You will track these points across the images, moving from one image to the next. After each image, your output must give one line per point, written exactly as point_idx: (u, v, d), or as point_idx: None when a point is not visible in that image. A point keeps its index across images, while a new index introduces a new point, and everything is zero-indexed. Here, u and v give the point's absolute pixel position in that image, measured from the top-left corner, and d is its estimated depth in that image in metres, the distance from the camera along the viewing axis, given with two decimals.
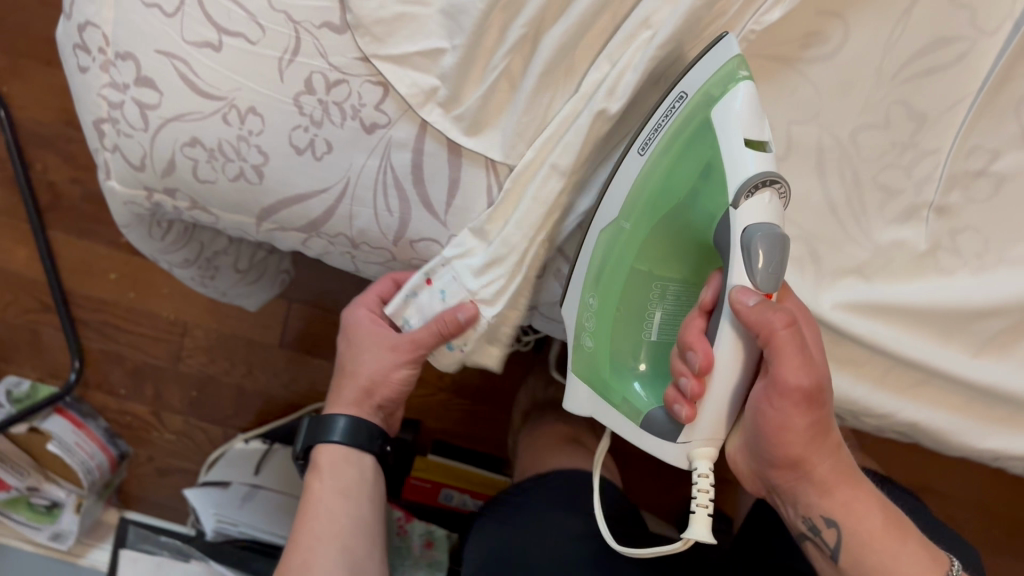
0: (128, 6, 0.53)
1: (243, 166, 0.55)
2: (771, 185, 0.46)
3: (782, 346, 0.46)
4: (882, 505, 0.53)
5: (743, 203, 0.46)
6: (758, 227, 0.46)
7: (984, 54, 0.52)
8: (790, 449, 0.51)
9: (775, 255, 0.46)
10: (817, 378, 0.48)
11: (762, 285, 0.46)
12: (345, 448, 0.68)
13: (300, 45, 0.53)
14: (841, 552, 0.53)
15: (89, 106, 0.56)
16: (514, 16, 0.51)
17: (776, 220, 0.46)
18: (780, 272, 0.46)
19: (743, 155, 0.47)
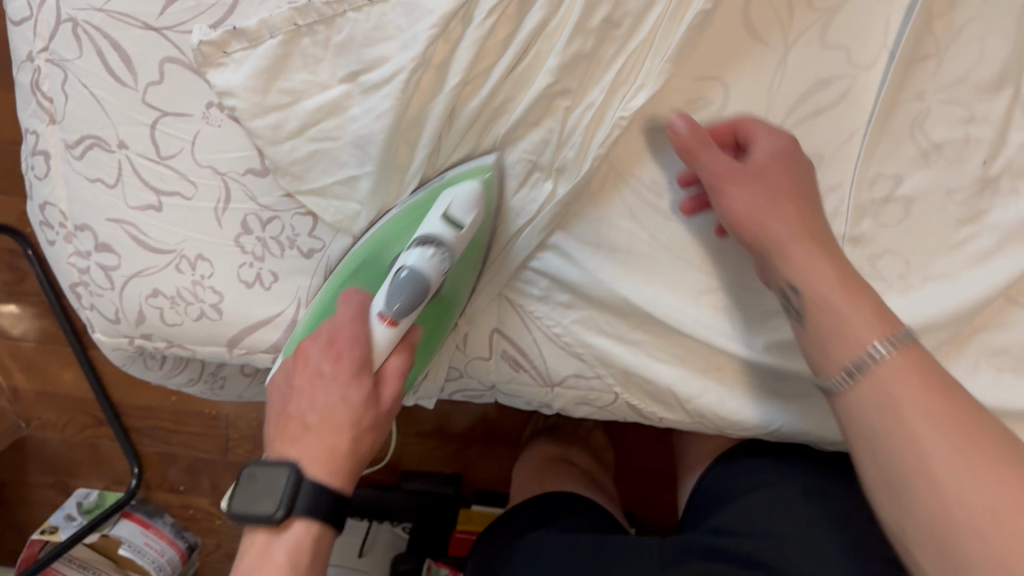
0: (77, 184, 0.59)
1: (203, 307, 0.60)
2: (436, 247, 0.55)
3: (704, 145, 0.52)
4: (840, 265, 0.49)
5: (410, 250, 0.55)
6: (407, 267, 0.54)
7: (867, 87, 0.54)
8: (769, 227, 0.51)
9: (409, 294, 0.53)
10: (776, 151, 0.52)
11: (390, 312, 0.54)
12: (316, 523, 0.52)
13: (230, 193, 0.57)
14: (806, 318, 0.49)
15: (64, 273, 0.62)
16: (419, 134, 0.56)
17: (433, 276, 0.54)
18: (408, 311, 0.54)
19: (436, 222, 0.56)
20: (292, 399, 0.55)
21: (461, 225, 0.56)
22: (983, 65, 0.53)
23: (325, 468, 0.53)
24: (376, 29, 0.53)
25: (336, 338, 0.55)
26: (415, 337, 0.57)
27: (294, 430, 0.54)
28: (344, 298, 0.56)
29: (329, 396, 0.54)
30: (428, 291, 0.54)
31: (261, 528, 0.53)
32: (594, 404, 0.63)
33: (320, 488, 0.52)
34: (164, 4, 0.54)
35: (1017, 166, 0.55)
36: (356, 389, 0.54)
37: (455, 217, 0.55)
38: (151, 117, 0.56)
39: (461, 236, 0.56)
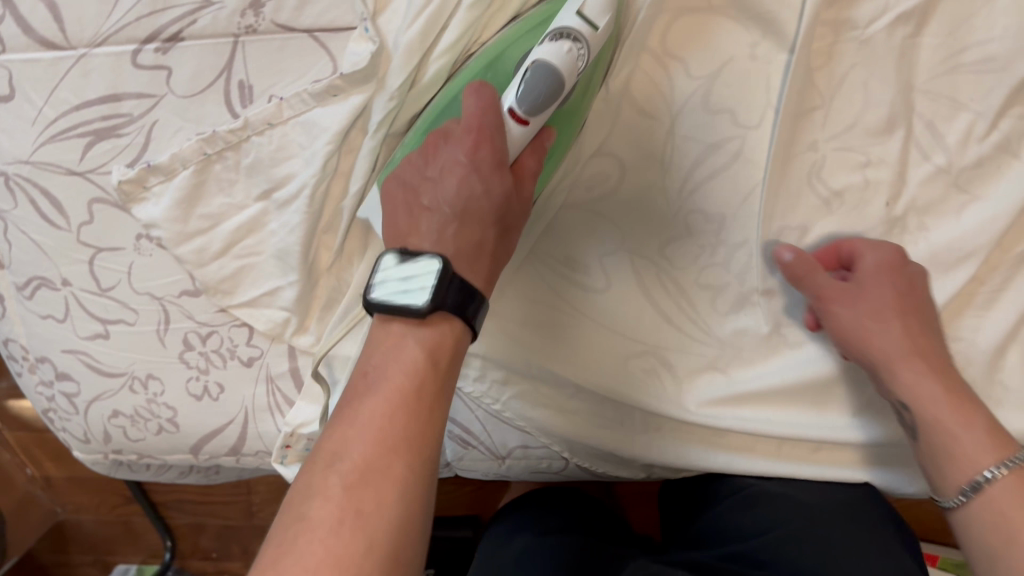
0: (31, 320, 0.62)
1: (160, 422, 0.64)
2: (571, 41, 0.48)
3: (814, 271, 0.54)
4: (944, 375, 0.52)
5: (542, 43, 0.48)
6: (536, 61, 0.48)
7: (758, 146, 0.54)
8: (870, 338, 0.53)
9: (540, 87, 0.48)
10: (884, 266, 0.54)
11: (520, 108, 0.48)
12: (462, 318, 0.45)
13: (169, 314, 0.61)
14: (918, 436, 0.53)
15: (35, 400, 0.66)
16: (335, 236, 0.58)
17: (565, 71, 0.48)
18: (539, 109, 0.49)
19: (569, 15, 0.48)
20: (423, 190, 0.49)
21: (597, 23, 0.48)
22: (871, 110, 0.54)
23: (472, 267, 0.47)
24: (279, 149, 0.55)
25: (453, 134, 0.49)
26: (547, 139, 0.51)
27: (427, 222, 0.48)
28: (468, 89, 0.48)
29: (462, 184, 0.48)
30: (559, 84, 0.48)
31: (400, 319, 0.45)
32: (547, 468, 0.65)
33: (468, 283, 0.46)
34: (84, 149, 0.57)
35: (920, 204, 0.55)
36: (497, 182, 0.48)
37: (589, 15, 0.48)
38: (88, 255, 0.60)
39: (597, 36, 0.48)
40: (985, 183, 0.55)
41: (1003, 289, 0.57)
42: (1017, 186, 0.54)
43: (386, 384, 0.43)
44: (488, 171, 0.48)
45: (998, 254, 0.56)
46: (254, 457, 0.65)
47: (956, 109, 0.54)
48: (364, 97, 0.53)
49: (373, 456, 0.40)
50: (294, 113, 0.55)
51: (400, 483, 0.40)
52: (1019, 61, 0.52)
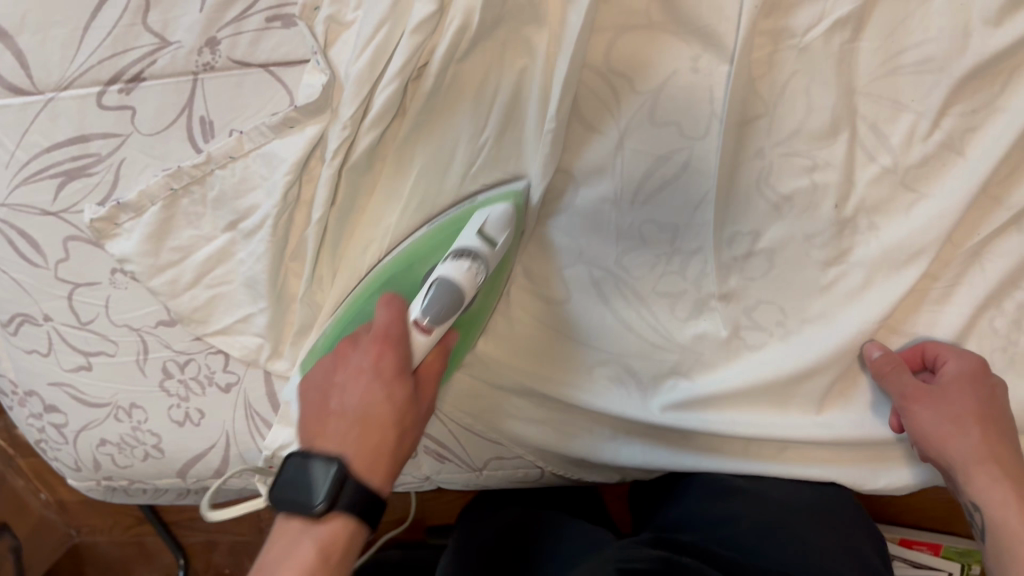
0: (17, 355, 0.64)
1: (147, 449, 0.66)
2: (470, 259, 0.53)
3: (899, 369, 0.56)
4: (1019, 489, 0.53)
5: (444, 262, 0.53)
6: (441, 278, 0.52)
7: (704, 156, 0.56)
8: (951, 437, 0.55)
9: (442, 303, 0.52)
10: (967, 374, 0.55)
11: (423, 320, 0.52)
12: (348, 516, 0.49)
13: (147, 344, 0.63)
14: (986, 536, 0.53)
15: (27, 431, 0.68)
16: (302, 263, 0.60)
17: (466, 286, 0.52)
18: (443, 321, 0.52)
19: (471, 236, 0.54)
20: (332, 393, 0.53)
21: (494, 241, 0.54)
22: (814, 115, 0.55)
23: (370, 468, 0.50)
24: (242, 181, 0.57)
25: (361, 340, 0.53)
26: (450, 343, 0.56)
27: (331, 426, 0.51)
28: (381, 301, 0.53)
29: (348, 402, 0.51)
30: (461, 299, 0.52)
31: (296, 519, 0.49)
32: (525, 477, 0.67)
33: (365, 485, 0.49)
34: (56, 189, 0.59)
35: (870, 204, 0.56)
36: (400, 388, 0.52)
37: (489, 233, 0.54)
38: (66, 290, 0.62)
39: (494, 252, 0.55)
40: (931, 181, 0.56)
41: (956, 284, 0.58)
42: (963, 182, 0.55)
43: (282, 561, 0.47)
44: (388, 377, 0.51)
45: (949, 251, 0.57)
46: (239, 477, 0.67)
47: (898, 111, 0.55)
48: (319, 128, 0.55)
49: None
50: (253, 146, 0.56)
51: None
52: (955, 62, 0.53)
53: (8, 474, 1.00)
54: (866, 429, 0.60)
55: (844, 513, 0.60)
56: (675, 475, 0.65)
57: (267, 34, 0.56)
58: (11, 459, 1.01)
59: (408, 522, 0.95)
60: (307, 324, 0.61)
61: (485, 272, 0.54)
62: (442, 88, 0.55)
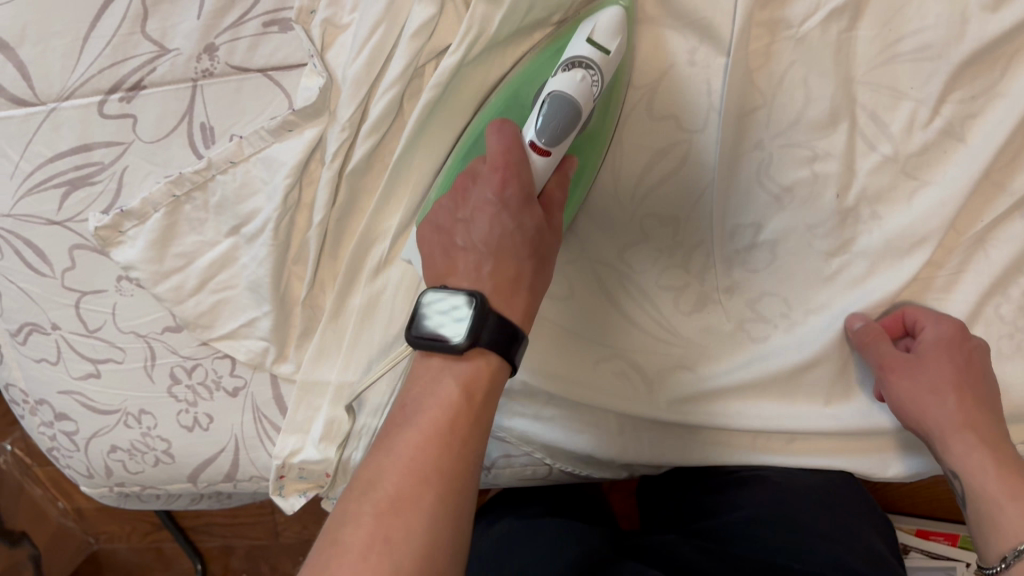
0: (26, 364, 0.65)
1: (157, 454, 0.66)
2: (586, 70, 0.49)
3: (879, 338, 0.56)
4: (997, 452, 0.52)
5: (556, 75, 0.49)
6: (558, 92, 0.48)
7: (703, 148, 0.55)
8: (926, 405, 0.54)
9: (559, 119, 0.48)
10: (947, 341, 0.55)
11: (541, 140, 0.48)
12: (501, 355, 0.44)
13: (155, 350, 0.63)
14: (967, 503, 0.52)
15: (39, 439, 0.69)
16: (305, 267, 0.60)
17: (582, 100, 0.48)
18: (559, 138, 0.48)
19: (580, 45, 0.49)
20: (456, 231, 0.47)
21: (609, 49, 0.50)
22: (814, 104, 0.54)
23: (506, 300, 0.45)
24: (243, 185, 0.58)
25: (481, 174, 0.48)
26: (570, 168, 0.51)
27: (462, 263, 0.47)
28: (491, 128, 0.48)
29: (486, 233, 0.46)
30: (577, 113, 0.48)
31: (436, 356, 0.44)
32: (533, 475, 0.67)
33: (504, 320, 0.44)
34: (60, 199, 0.60)
35: (871, 193, 0.56)
36: (530, 215, 0.47)
37: (600, 42, 0.49)
38: (73, 298, 0.62)
39: (611, 60, 0.50)
40: (933, 169, 0.56)
41: (961, 271, 0.57)
42: (965, 169, 0.55)
43: (427, 403, 0.42)
44: (514, 206, 0.46)
45: (953, 238, 0.57)
46: (249, 481, 0.67)
47: (898, 99, 0.54)
48: (317, 131, 0.56)
49: (424, 439, 0.41)
50: (254, 150, 0.57)
51: (457, 472, 0.40)
52: (953, 49, 0.53)
53: (24, 483, 1.01)
54: (872, 419, 0.59)
55: (849, 502, 0.60)
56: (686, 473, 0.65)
57: (265, 39, 0.57)
58: (27, 468, 1.02)
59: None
60: (311, 326, 0.61)
61: (600, 85, 0.49)
62: (449, 89, 0.54)
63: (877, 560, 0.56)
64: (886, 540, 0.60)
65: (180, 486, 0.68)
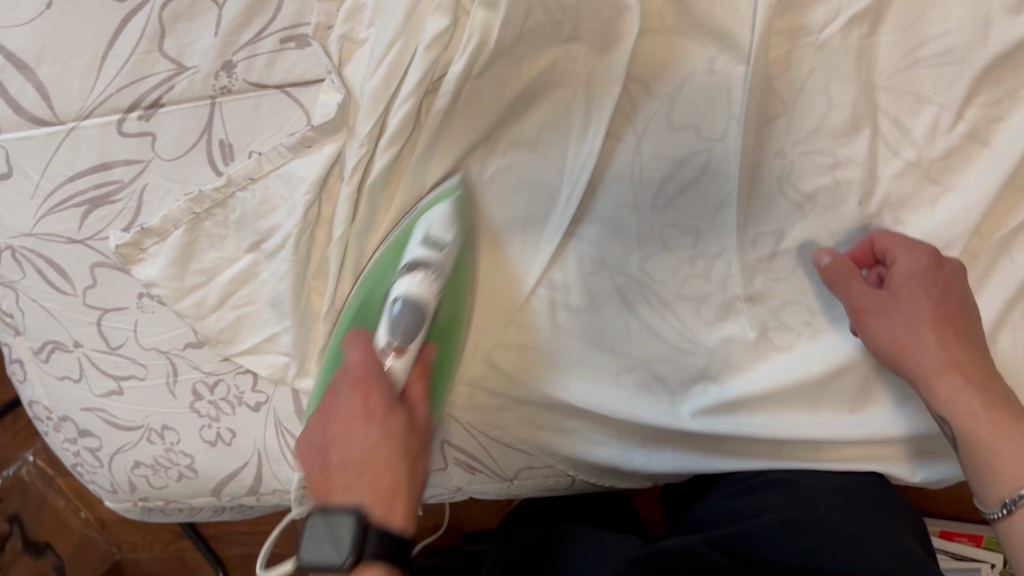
0: (50, 382, 0.65)
1: (181, 469, 0.66)
2: (424, 269, 0.52)
3: (849, 276, 0.54)
4: (983, 387, 0.50)
5: (398, 279, 0.53)
6: (401, 296, 0.51)
7: (724, 157, 0.55)
8: (905, 345, 0.53)
9: (408, 319, 0.50)
10: (923, 272, 0.53)
11: (394, 340, 0.50)
12: (383, 567, 0.44)
13: (176, 366, 0.63)
14: (960, 448, 0.51)
15: (63, 455, 0.69)
16: (325, 281, 0.60)
17: (426, 297, 0.51)
18: (412, 335, 0.50)
19: (416, 246, 0.54)
20: (331, 450, 0.48)
21: (442, 244, 0.54)
22: (834, 111, 0.54)
23: (387, 510, 0.46)
24: (263, 202, 0.58)
25: (343, 389, 0.49)
26: (429, 356, 0.53)
27: (341, 478, 0.46)
28: (347, 340, 0.51)
29: (364, 446, 0.47)
30: (424, 315, 0.51)
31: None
32: (556, 485, 0.67)
33: (387, 531, 0.45)
34: (81, 218, 0.60)
35: (895, 199, 0.56)
36: (395, 420, 0.48)
37: (434, 236, 0.54)
38: (95, 315, 0.62)
39: (446, 255, 0.54)
40: (957, 173, 0.55)
41: (987, 276, 0.57)
42: (990, 173, 0.54)
43: None
44: (375, 413, 0.48)
45: (978, 243, 0.56)
46: (272, 495, 0.67)
47: (920, 105, 0.54)
48: (336, 146, 0.55)
49: None
50: (273, 166, 0.57)
51: None
52: (976, 53, 0.52)
53: (47, 494, 1.02)
54: (899, 428, 0.59)
55: (881, 505, 0.57)
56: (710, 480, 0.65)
57: (282, 55, 0.57)
58: (50, 479, 1.02)
59: (443, 530, 0.95)
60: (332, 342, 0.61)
61: (440, 279, 0.53)
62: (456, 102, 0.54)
63: (908, 557, 0.52)
64: (923, 542, 0.56)
65: (204, 500, 0.69)
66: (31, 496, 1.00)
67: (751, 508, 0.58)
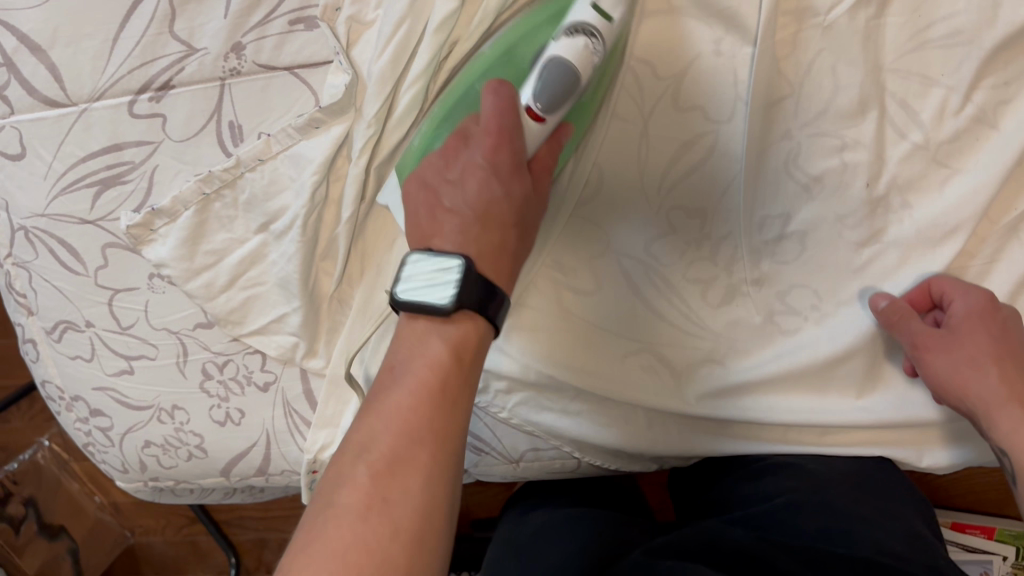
0: (62, 361, 0.66)
1: (190, 449, 0.67)
2: (586, 33, 0.49)
3: (907, 317, 0.54)
4: None
5: (558, 40, 0.50)
6: (553, 57, 0.49)
7: (730, 140, 0.55)
8: (966, 382, 0.53)
9: (558, 84, 0.49)
10: (980, 312, 0.54)
11: (538, 105, 0.49)
12: (484, 317, 0.46)
13: (186, 346, 0.64)
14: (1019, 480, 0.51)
15: (75, 435, 0.70)
16: (334, 262, 0.61)
17: (579, 67, 0.49)
18: (557, 107, 0.50)
19: (583, 10, 0.50)
20: (443, 191, 0.50)
21: (609, 16, 0.50)
22: (841, 93, 0.54)
23: (494, 267, 0.48)
24: (271, 183, 0.58)
25: (473, 136, 0.50)
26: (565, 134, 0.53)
27: (445, 223, 0.49)
28: (488, 88, 0.49)
29: (475, 197, 0.49)
30: (578, 82, 0.49)
31: (421, 317, 0.46)
32: (563, 469, 0.67)
33: (491, 286, 0.47)
34: (92, 199, 0.61)
35: (902, 181, 0.55)
36: (517, 183, 0.49)
37: (605, 2, 0.50)
38: (106, 296, 0.63)
39: (611, 30, 0.50)
40: (965, 156, 0.55)
41: (995, 260, 0.56)
42: (997, 156, 0.54)
43: (405, 372, 0.44)
44: (504, 174, 0.49)
45: (986, 226, 0.56)
46: (281, 475, 0.68)
47: (928, 87, 0.54)
48: (344, 127, 0.56)
49: (409, 402, 0.42)
50: (282, 147, 0.57)
51: (423, 425, 0.41)
52: (985, 34, 0.52)
53: (61, 477, 1.03)
54: (904, 412, 0.59)
55: (889, 488, 0.58)
56: (720, 466, 0.64)
57: (290, 37, 0.57)
58: (64, 463, 1.03)
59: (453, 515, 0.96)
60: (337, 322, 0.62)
61: (602, 52, 0.50)
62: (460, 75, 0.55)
63: (916, 539, 0.52)
64: (932, 526, 0.57)
65: (214, 480, 0.69)
66: (47, 478, 1.01)
67: (760, 494, 0.59)
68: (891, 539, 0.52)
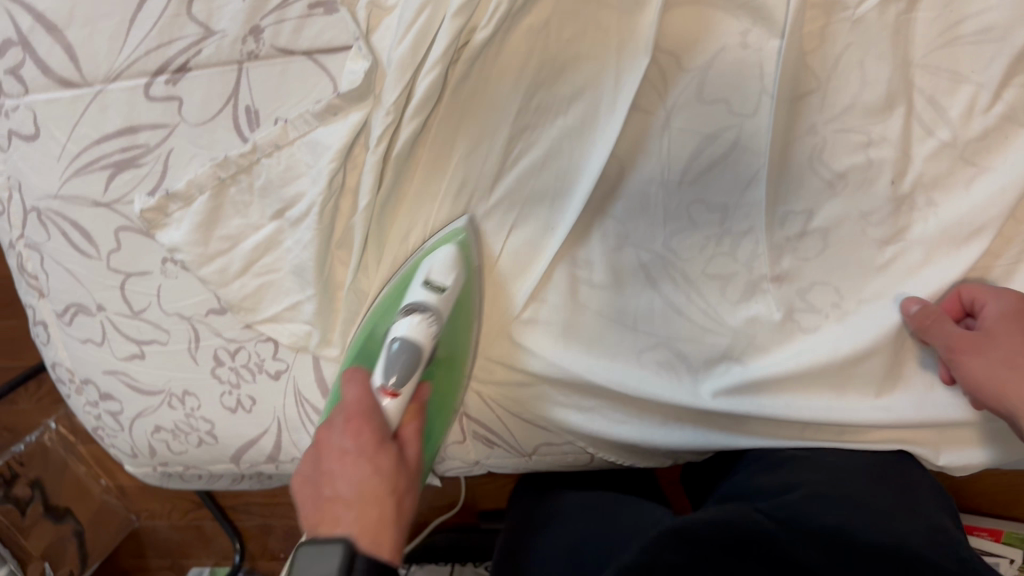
0: (73, 345, 0.66)
1: (201, 435, 0.67)
2: (422, 313, 0.56)
3: (939, 320, 0.54)
4: None
5: (398, 322, 0.56)
6: (399, 338, 0.54)
7: (755, 133, 0.54)
8: (1003, 380, 0.51)
9: (402, 359, 0.53)
10: (1014, 311, 0.52)
11: (389, 383, 0.52)
12: None
13: (198, 332, 0.64)
14: None
15: (85, 418, 0.70)
16: (348, 251, 0.60)
17: (421, 341, 0.54)
18: (405, 379, 0.52)
19: (419, 292, 0.57)
20: (325, 484, 0.47)
21: (443, 287, 0.57)
22: (867, 90, 0.53)
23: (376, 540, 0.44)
24: (288, 169, 0.57)
25: (335, 421, 0.50)
26: (423, 398, 0.56)
27: (333, 511, 0.45)
28: (347, 377, 0.53)
29: (352, 478, 0.47)
30: (420, 354, 0.54)
31: None
32: (575, 463, 0.67)
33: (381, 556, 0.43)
34: (107, 181, 0.60)
35: (928, 179, 0.55)
36: (384, 456, 0.48)
37: (435, 281, 0.57)
38: (119, 279, 0.63)
39: (446, 300, 0.57)
40: (993, 154, 0.54)
41: (1020, 261, 0.56)
42: None
43: None
44: (366, 453, 0.48)
45: (1012, 226, 0.55)
46: (292, 462, 0.68)
47: (957, 83, 0.53)
48: (362, 115, 0.55)
49: None
50: (299, 134, 0.56)
51: None
52: (1018, 31, 0.51)
53: (69, 459, 1.02)
54: (926, 412, 0.58)
55: (910, 482, 0.57)
56: (731, 456, 0.64)
57: (309, 21, 0.56)
58: (71, 445, 1.03)
59: (459, 507, 0.95)
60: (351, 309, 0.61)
61: (438, 323, 0.56)
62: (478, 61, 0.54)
63: (939, 533, 0.51)
64: (954, 519, 0.56)
65: (224, 465, 0.69)
66: (54, 462, 1.00)
67: (779, 484, 0.57)
68: (914, 532, 0.51)
